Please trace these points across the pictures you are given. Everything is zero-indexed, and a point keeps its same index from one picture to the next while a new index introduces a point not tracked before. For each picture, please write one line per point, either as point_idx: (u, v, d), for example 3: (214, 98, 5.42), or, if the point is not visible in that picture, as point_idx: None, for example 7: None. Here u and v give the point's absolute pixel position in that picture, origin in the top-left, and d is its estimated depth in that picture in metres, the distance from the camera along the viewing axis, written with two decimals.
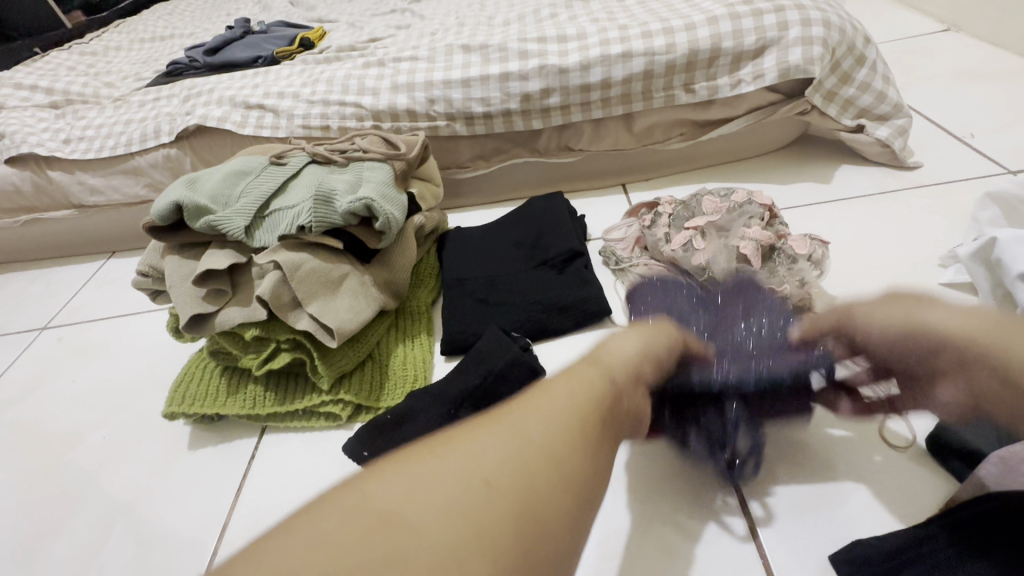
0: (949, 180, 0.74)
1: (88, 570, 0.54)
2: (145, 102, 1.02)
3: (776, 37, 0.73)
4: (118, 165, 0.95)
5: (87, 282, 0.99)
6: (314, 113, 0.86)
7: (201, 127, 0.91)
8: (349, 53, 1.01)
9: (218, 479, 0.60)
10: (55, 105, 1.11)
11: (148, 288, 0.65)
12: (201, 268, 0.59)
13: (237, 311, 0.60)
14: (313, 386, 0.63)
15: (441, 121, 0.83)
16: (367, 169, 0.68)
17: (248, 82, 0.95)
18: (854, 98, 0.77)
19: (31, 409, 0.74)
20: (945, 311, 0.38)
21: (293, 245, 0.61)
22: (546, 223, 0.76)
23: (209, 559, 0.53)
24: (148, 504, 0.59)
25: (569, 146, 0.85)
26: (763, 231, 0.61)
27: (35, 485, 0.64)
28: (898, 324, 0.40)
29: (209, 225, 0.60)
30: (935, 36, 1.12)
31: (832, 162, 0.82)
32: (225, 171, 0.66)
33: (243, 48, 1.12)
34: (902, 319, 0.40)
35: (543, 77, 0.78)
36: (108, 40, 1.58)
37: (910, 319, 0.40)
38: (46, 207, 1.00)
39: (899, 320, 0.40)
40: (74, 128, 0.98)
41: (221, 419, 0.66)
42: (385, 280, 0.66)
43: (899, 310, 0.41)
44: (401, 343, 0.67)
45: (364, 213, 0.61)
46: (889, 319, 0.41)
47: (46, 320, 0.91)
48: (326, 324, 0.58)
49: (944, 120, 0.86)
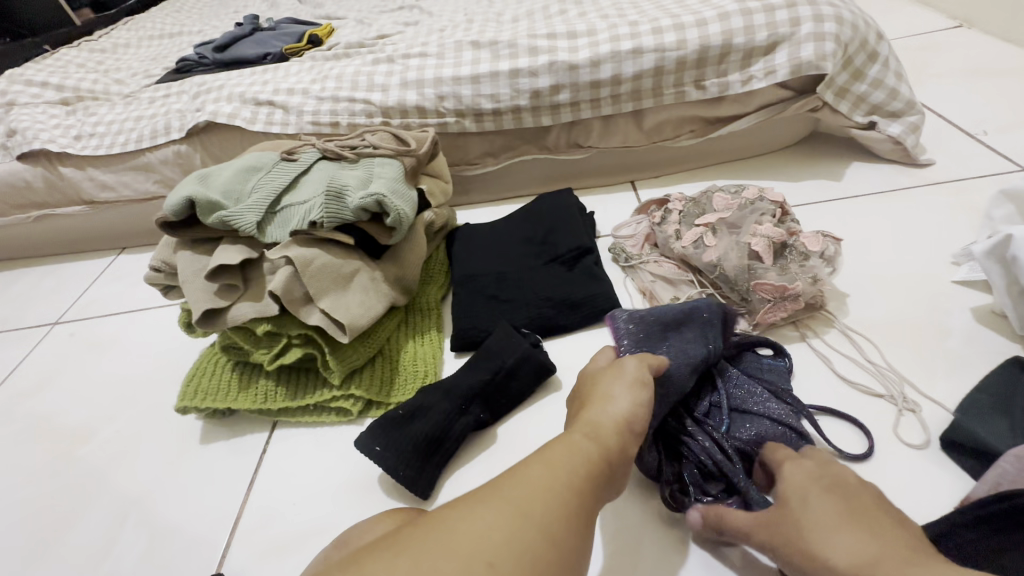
0: (962, 177, 0.74)
1: (103, 562, 0.55)
2: (155, 98, 1.02)
3: (788, 33, 0.73)
4: (128, 162, 0.95)
5: (97, 278, 1.00)
6: (323, 110, 0.86)
7: (211, 124, 0.91)
8: (358, 49, 1.01)
9: (230, 473, 0.60)
10: (66, 101, 1.12)
11: (160, 283, 0.66)
12: (214, 263, 0.59)
13: (248, 306, 0.60)
14: (324, 382, 0.63)
15: (450, 117, 0.83)
16: (377, 165, 0.68)
17: (257, 79, 0.95)
18: (866, 94, 0.76)
19: (45, 403, 0.75)
20: (847, 534, 0.35)
21: (304, 240, 0.61)
22: (556, 220, 0.76)
23: (222, 553, 0.53)
24: (160, 498, 0.59)
25: (578, 143, 0.85)
26: (774, 228, 0.61)
27: (49, 478, 0.64)
28: (809, 552, 0.36)
29: (221, 220, 0.60)
30: (947, 32, 1.11)
31: (843, 159, 0.82)
32: (236, 167, 0.66)
33: (252, 44, 1.13)
34: (810, 545, 0.36)
35: (552, 74, 0.78)
36: (118, 37, 1.58)
37: (820, 546, 0.36)
38: (57, 203, 1.00)
39: (808, 544, 0.36)
40: (85, 124, 0.98)
41: (232, 414, 0.66)
42: (396, 276, 0.66)
43: (804, 530, 0.37)
44: (411, 339, 0.67)
45: (375, 208, 0.61)
46: (800, 541, 0.37)
47: (58, 315, 0.92)
48: (337, 319, 0.58)
49: (956, 117, 0.85)
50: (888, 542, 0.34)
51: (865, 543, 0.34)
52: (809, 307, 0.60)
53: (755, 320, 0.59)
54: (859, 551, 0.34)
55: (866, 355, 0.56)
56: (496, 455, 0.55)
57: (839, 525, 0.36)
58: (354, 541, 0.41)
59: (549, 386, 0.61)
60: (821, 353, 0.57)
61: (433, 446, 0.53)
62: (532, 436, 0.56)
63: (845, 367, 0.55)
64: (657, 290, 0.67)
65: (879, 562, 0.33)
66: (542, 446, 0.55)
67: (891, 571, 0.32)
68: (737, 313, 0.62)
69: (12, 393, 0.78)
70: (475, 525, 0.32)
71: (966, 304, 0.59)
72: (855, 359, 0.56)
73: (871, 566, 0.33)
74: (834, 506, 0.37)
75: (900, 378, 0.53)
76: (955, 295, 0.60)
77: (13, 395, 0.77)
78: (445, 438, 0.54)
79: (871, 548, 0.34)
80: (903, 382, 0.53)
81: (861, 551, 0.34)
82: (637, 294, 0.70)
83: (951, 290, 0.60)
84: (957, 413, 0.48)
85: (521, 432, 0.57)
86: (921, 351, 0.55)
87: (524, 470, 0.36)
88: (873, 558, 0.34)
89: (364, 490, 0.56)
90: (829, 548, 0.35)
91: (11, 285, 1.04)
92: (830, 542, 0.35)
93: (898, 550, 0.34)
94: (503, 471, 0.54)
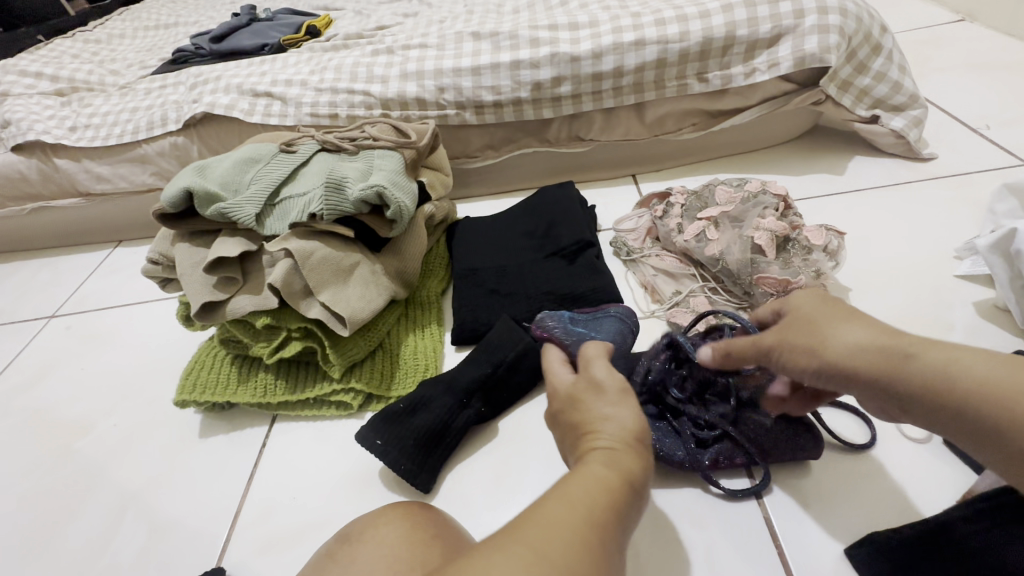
0: (964, 172, 0.73)
1: (102, 555, 0.55)
2: (151, 90, 1.01)
3: (792, 25, 0.72)
4: (124, 153, 0.94)
5: (94, 271, 0.99)
6: (322, 101, 0.85)
7: (208, 115, 0.90)
8: (357, 40, 1.00)
9: (230, 467, 0.60)
10: (60, 92, 1.11)
11: (158, 276, 0.65)
12: (212, 256, 0.58)
13: (248, 299, 0.59)
14: (324, 375, 0.63)
15: (450, 110, 0.82)
16: (377, 157, 0.67)
17: (255, 70, 0.94)
18: (869, 88, 0.76)
19: (42, 396, 0.74)
20: (854, 325, 0.34)
21: (304, 233, 0.60)
22: (557, 214, 0.75)
23: (222, 546, 0.53)
24: (160, 491, 0.59)
25: (579, 136, 0.84)
26: (778, 222, 0.60)
27: (47, 472, 0.64)
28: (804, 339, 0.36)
29: (220, 213, 0.60)
30: (949, 26, 1.10)
31: (845, 153, 0.81)
32: (234, 159, 0.65)
33: (249, 35, 1.11)
34: (805, 337, 0.36)
35: (554, 66, 0.77)
36: (113, 28, 1.57)
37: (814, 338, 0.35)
38: (53, 195, 0.99)
39: (802, 341, 0.36)
40: (80, 115, 0.97)
41: (231, 407, 0.66)
42: (396, 269, 0.66)
43: (813, 325, 0.36)
44: (411, 333, 0.67)
45: (375, 201, 0.60)
46: (794, 337, 0.36)
47: (54, 309, 0.91)
48: (338, 313, 0.58)
49: (959, 111, 0.85)
50: (878, 327, 0.34)
51: (856, 333, 0.34)
52: None
53: (757, 314, 0.59)
54: (849, 338, 0.34)
55: None
56: (497, 448, 0.55)
57: (835, 318, 0.35)
58: (357, 535, 0.40)
59: None
60: None
61: (435, 440, 0.53)
62: (534, 430, 0.56)
63: None
64: (659, 284, 0.66)
65: (867, 347, 0.33)
66: (544, 440, 0.55)
67: (876, 355, 0.32)
68: (739, 307, 0.61)
69: (8, 386, 0.77)
70: None
71: (968, 298, 0.58)
72: None
73: (856, 355, 0.33)
74: (826, 308, 0.36)
75: None
76: (957, 290, 0.59)
77: (10, 388, 0.77)
78: (447, 432, 0.53)
79: (863, 334, 0.34)
80: None
81: (853, 339, 0.34)
82: (638, 288, 0.69)
83: (953, 285, 0.60)
84: None
85: (522, 426, 0.57)
86: None
87: (535, 514, 0.28)
88: (867, 338, 0.33)
89: (365, 484, 0.55)
90: (820, 337, 0.35)
91: (7, 277, 1.03)
92: (831, 330, 0.35)
93: (886, 331, 0.33)
94: (505, 464, 0.53)
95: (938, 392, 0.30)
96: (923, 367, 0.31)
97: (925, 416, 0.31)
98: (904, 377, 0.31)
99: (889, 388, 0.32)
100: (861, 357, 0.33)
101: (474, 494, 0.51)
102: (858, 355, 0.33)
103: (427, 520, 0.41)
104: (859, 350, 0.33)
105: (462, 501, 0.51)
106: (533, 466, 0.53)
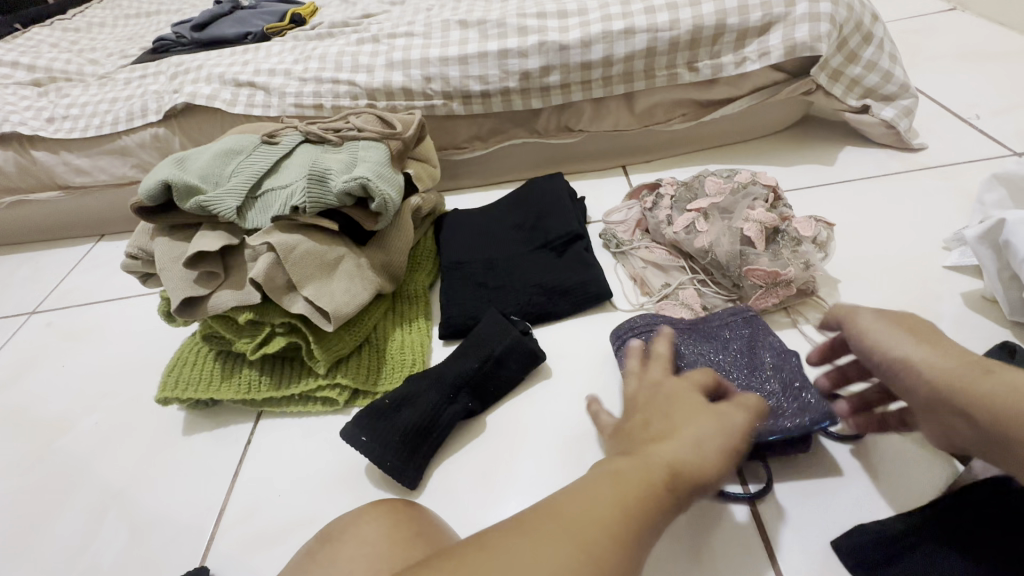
0: (954, 162, 0.73)
1: (83, 556, 0.54)
2: (131, 79, 0.99)
3: (783, 13, 0.71)
4: (104, 145, 0.92)
5: (75, 265, 0.97)
6: (306, 91, 0.83)
7: (189, 106, 0.88)
8: (342, 28, 0.98)
9: (213, 464, 0.59)
10: (38, 82, 1.08)
11: (138, 271, 0.63)
12: (192, 250, 0.57)
13: (229, 294, 0.58)
14: (309, 371, 0.62)
15: (437, 100, 0.81)
16: (361, 148, 0.66)
17: (237, 59, 0.92)
18: (860, 77, 0.75)
19: (22, 394, 0.73)
20: (919, 346, 0.39)
21: (287, 226, 0.59)
22: (545, 206, 0.74)
23: (206, 545, 0.52)
24: (143, 490, 0.58)
25: (569, 127, 0.83)
26: (767, 213, 0.60)
27: (27, 471, 0.63)
28: (879, 357, 0.41)
29: (199, 205, 0.58)
30: (941, 15, 1.10)
31: (836, 144, 0.81)
32: (215, 150, 0.64)
33: (231, 23, 1.09)
34: (878, 351, 0.41)
35: (542, 55, 0.76)
36: (92, 16, 1.53)
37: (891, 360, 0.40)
38: (31, 188, 0.97)
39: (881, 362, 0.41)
40: (58, 106, 0.95)
41: (215, 404, 0.65)
42: (382, 262, 0.65)
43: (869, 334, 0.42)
44: (398, 327, 0.66)
45: (359, 193, 0.59)
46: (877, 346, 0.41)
47: (35, 305, 0.90)
48: (322, 308, 0.57)
49: (949, 101, 0.84)
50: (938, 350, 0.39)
51: (925, 358, 0.39)
52: (801, 293, 0.60)
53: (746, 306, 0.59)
54: (922, 364, 0.38)
55: None
56: (485, 443, 0.54)
57: (877, 322, 0.42)
58: (339, 533, 0.40)
59: (539, 374, 0.60)
60: (812, 339, 0.57)
61: (421, 436, 0.52)
62: (522, 425, 0.55)
63: None
64: (649, 276, 0.66)
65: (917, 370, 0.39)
66: (532, 434, 0.54)
67: (941, 374, 0.37)
68: (728, 299, 0.61)
69: None
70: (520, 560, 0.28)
71: (956, 289, 0.58)
72: None
73: (940, 371, 0.37)
74: (903, 330, 0.41)
75: None
76: (945, 281, 0.59)
77: None
78: (433, 428, 0.53)
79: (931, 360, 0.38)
80: None
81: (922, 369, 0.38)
82: (627, 280, 0.68)
83: (941, 276, 0.60)
84: None
85: (510, 420, 0.56)
86: None
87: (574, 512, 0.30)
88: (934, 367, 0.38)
89: (351, 480, 0.55)
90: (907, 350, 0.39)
91: None
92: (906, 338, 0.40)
93: (959, 358, 0.37)
94: (492, 460, 0.53)
95: (995, 426, 0.34)
96: (989, 387, 0.35)
97: (985, 443, 0.34)
98: (964, 390, 0.35)
99: (941, 400, 0.37)
100: (930, 380, 0.38)
101: (461, 490, 0.51)
102: (909, 375, 0.39)
103: (410, 517, 0.40)
104: (923, 375, 0.38)
105: (448, 497, 0.51)
106: (521, 461, 0.52)
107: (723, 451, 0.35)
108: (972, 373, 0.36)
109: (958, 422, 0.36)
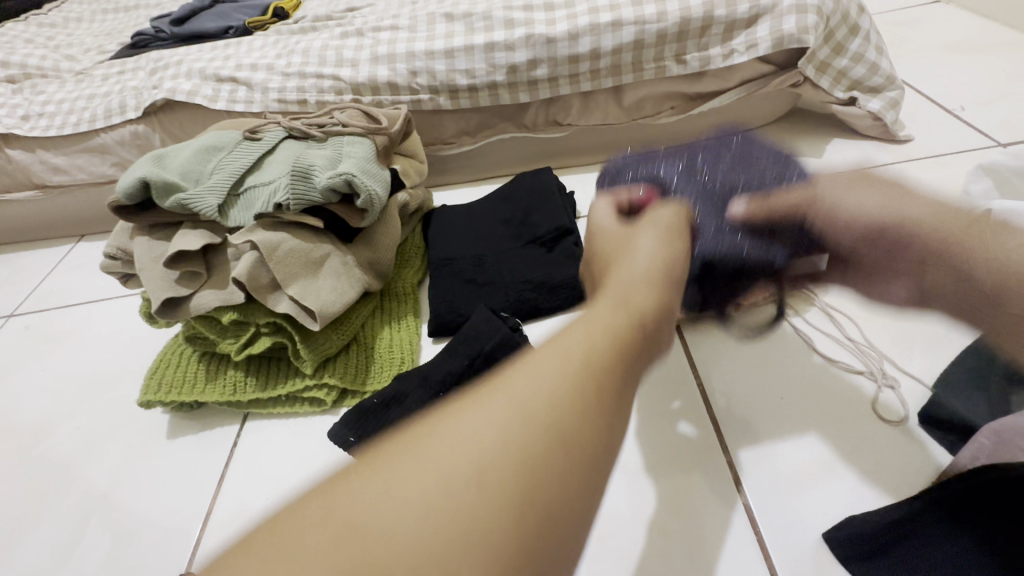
0: (940, 154, 0.73)
1: (64, 564, 0.52)
2: (109, 76, 0.96)
3: (770, 5, 0.71)
4: (81, 143, 0.90)
5: (54, 267, 0.95)
6: (289, 87, 0.81)
7: (170, 102, 0.86)
8: (326, 22, 0.96)
9: (199, 468, 0.58)
10: (12, 79, 1.05)
11: (117, 271, 0.62)
12: (173, 249, 0.55)
13: (212, 294, 0.57)
14: (296, 372, 0.61)
15: (424, 94, 0.80)
16: (346, 144, 0.65)
17: (218, 54, 0.90)
18: (847, 69, 0.75)
19: None
20: (873, 194, 0.43)
21: (271, 224, 0.58)
22: (534, 201, 0.74)
23: (192, 550, 0.51)
24: (126, 495, 0.57)
25: (557, 121, 0.82)
26: None
27: (5, 478, 0.61)
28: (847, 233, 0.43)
29: (179, 203, 0.57)
30: (926, 8, 1.10)
31: (824, 136, 0.81)
32: (195, 147, 0.62)
33: (212, 18, 1.07)
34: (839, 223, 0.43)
35: (529, 48, 0.75)
36: (69, 11, 1.49)
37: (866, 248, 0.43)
38: (7, 188, 0.94)
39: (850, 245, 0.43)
40: (33, 103, 0.92)
41: (200, 406, 0.63)
42: (369, 259, 0.64)
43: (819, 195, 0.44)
44: (387, 325, 0.65)
45: (344, 189, 0.58)
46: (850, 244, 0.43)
47: (12, 308, 0.87)
48: (308, 307, 0.56)
49: (935, 93, 0.85)
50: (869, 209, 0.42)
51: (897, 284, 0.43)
52: None
53: None
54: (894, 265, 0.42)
55: (845, 333, 0.56)
56: None
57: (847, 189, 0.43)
58: None
59: None
60: (801, 333, 0.57)
61: None
62: None
63: (824, 345, 0.55)
64: None
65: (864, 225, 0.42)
66: None
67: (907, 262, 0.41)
68: None
69: None
70: (466, 426, 0.26)
71: None
72: (834, 337, 0.56)
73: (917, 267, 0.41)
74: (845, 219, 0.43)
75: (879, 355, 0.53)
76: None
77: None
78: None
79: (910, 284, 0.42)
80: (882, 359, 0.53)
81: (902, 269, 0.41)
82: None
83: None
84: (937, 392, 0.48)
85: None
86: (900, 327, 0.55)
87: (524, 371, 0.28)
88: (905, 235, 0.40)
89: None
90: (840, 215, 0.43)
91: None
92: (861, 189, 0.43)
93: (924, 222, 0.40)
94: None
95: (988, 290, 0.36)
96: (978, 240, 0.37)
97: (966, 287, 0.38)
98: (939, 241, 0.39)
99: (942, 261, 0.39)
100: (896, 229, 0.41)
101: None
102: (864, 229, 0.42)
103: None
104: (869, 234, 0.42)
105: None
106: None
107: (660, 300, 0.36)
108: (956, 230, 0.39)
109: (952, 279, 0.39)
